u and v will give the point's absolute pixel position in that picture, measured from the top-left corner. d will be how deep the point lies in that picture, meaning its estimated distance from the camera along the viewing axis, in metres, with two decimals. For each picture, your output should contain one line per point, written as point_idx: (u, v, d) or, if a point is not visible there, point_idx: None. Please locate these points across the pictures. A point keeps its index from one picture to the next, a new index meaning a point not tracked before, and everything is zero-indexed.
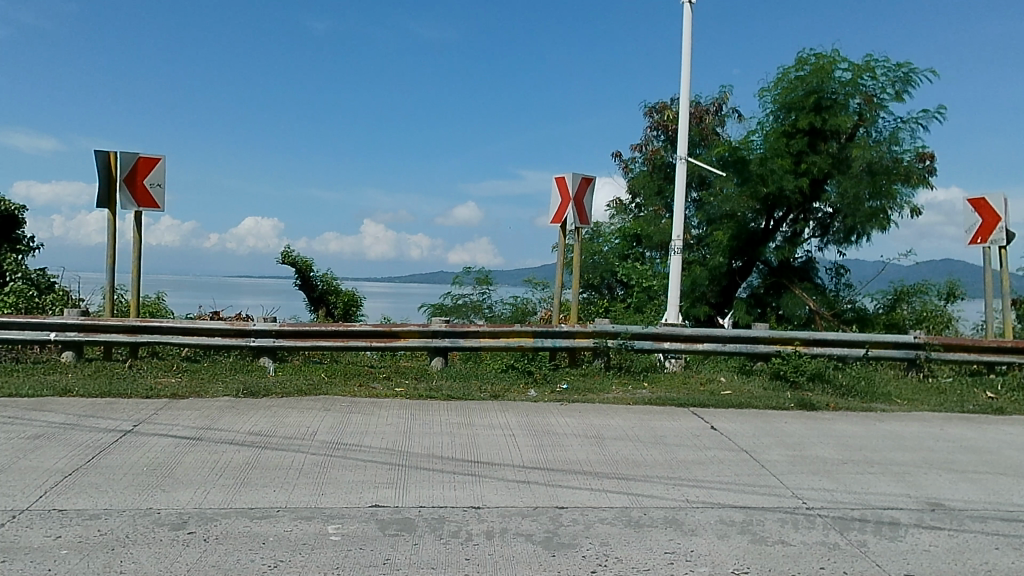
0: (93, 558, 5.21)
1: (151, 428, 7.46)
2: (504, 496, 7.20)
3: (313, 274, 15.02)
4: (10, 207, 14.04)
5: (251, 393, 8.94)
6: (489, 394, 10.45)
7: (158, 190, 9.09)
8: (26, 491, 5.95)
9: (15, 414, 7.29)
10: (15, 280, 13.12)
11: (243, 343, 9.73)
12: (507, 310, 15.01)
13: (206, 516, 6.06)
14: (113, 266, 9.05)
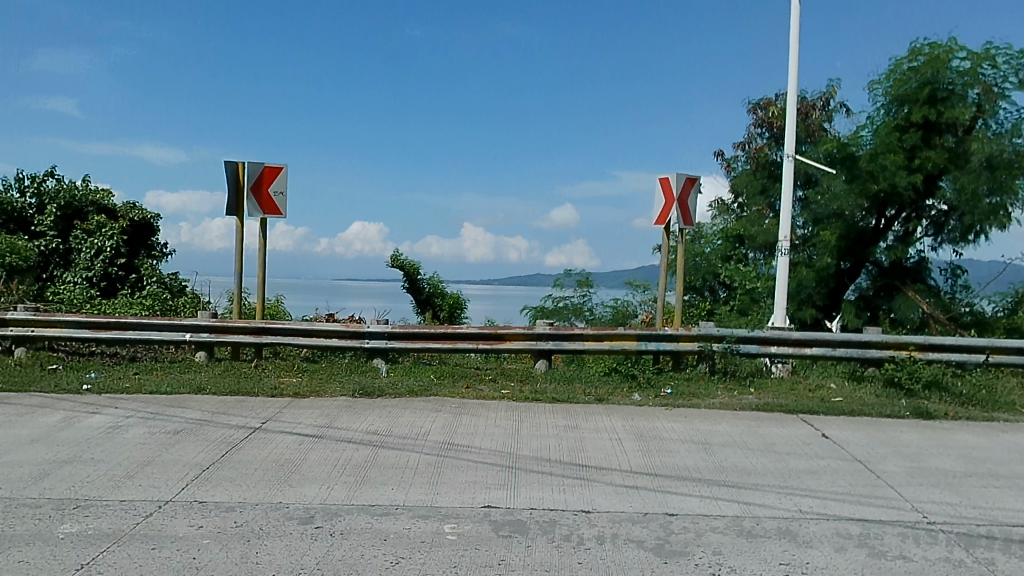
0: (231, 548, 5.49)
1: (276, 426, 7.82)
2: (614, 500, 7.18)
3: (420, 277, 15.38)
4: (147, 216, 15.00)
5: (367, 393, 9.24)
6: (593, 397, 10.44)
7: (281, 198, 9.51)
8: (170, 483, 6.32)
9: (156, 409, 7.76)
10: (150, 284, 14.05)
11: (358, 344, 10.07)
12: (608, 313, 14.96)
13: (332, 511, 6.31)
14: (240, 271, 9.53)
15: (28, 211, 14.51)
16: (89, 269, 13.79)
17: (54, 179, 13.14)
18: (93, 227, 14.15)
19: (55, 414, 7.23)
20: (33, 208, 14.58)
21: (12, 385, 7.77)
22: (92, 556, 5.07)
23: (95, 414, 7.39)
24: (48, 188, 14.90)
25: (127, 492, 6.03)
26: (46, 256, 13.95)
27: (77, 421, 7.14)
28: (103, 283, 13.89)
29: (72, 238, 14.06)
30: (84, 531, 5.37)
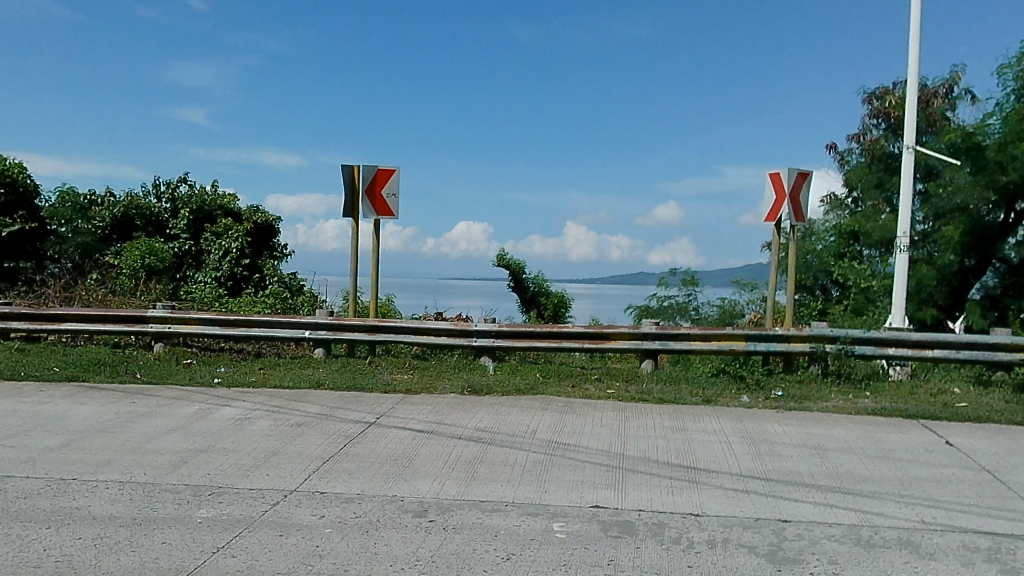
0: (351, 538, 5.72)
1: (391, 421, 8.09)
2: (724, 504, 7.05)
3: (525, 276, 15.55)
4: (270, 219, 15.76)
5: (475, 391, 9.43)
6: (701, 398, 10.27)
7: (394, 200, 9.82)
8: (294, 473, 6.65)
9: (279, 402, 8.16)
10: (272, 284, 14.79)
11: (466, 343, 10.27)
12: (715, 312, 14.66)
13: (444, 506, 6.48)
14: (355, 270, 9.90)
15: (164, 215, 15.52)
16: (217, 269, 14.64)
17: (188, 185, 14.00)
18: (220, 229, 15.00)
19: (190, 406, 7.72)
20: (168, 212, 15.60)
21: (153, 378, 8.36)
22: (227, 541, 5.38)
23: (226, 406, 7.85)
24: (181, 193, 15.91)
25: (256, 481, 6.38)
26: (180, 257, 14.90)
27: (210, 413, 7.60)
28: (230, 283, 14.74)
29: (203, 240, 14.95)
30: (219, 516, 5.71)
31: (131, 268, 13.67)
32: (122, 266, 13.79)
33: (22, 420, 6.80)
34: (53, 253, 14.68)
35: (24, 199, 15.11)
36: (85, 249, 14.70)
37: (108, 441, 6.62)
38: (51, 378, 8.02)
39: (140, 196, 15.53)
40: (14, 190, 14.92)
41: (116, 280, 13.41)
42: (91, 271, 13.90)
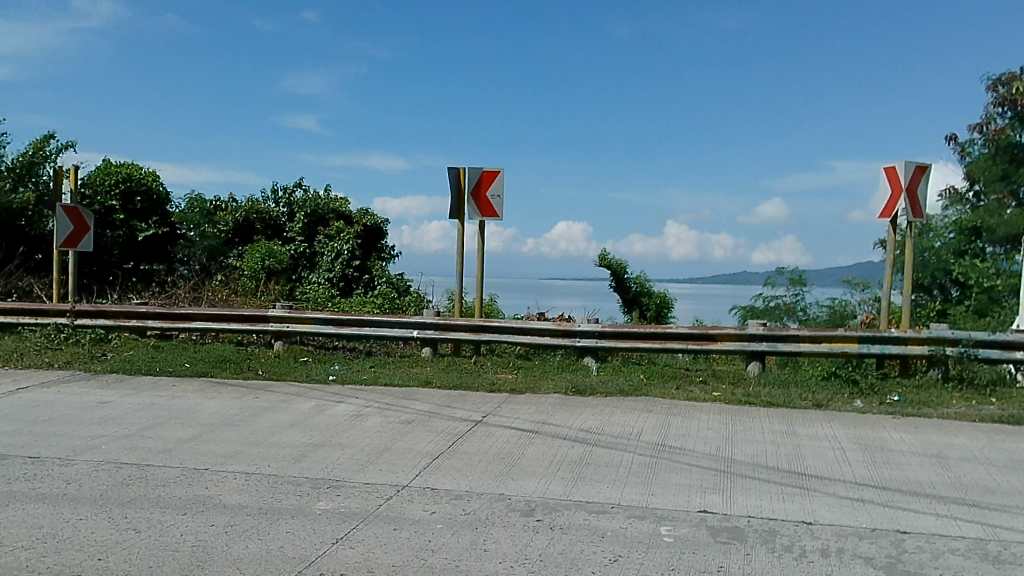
0: (462, 535, 5.82)
1: (496, 420, 8.21)
2: (838, 513, 6.80)
3: (627, 276, 15.48)
4: (379, 221, 16.19)
5: (579, 392, 9.45)
6: (812, 402, 9.93)
7: (499, 201, 9.94)
8: (406, 469, 6.85)
9: (390, 400, 8.42)
10: (381, 284, 15.22)
11: (569, 343, 10.30)
12: (824, 313, 14.10)
13: (551, 506, 6.53)
14: (461, 271, 10.10)
15: (281, 219, 16.22)
16: (330, 271, 15.29)
17: (304, 190, 14.65)
18: (333, 232, 15.58)
19: (308, 402, 8.07)
20: (285, 216, 16.30)
21: (273, 374, 8.78)
22: (345, 533, 5.59)
23: (340, 403, 8.16)
24: (297, 197, 16.59)
25: (371, 475, 6.61)
26: (296, 260, 15.67)
27: (326, 409, 7.92)
28: (341, 284, 15.29)
29: (316, 243, 15.60)
30: (338, 509, 5.95)
31: (252, 270, 14.45)
32: (244, 268, 14.58)
33: (159, 412, 7.27)
34: (184, 256, 15.78)
35: (158, 205, 16.10)
36: (210, 253, 15.66)
37: (235, 434, 7.01)
38: (182, 373, 8.54)
39: (260, 201, 16.31)
40: (150, 198, 15.95)
41: (239, 282, 14.28)
42: (216, 273, 14.83)
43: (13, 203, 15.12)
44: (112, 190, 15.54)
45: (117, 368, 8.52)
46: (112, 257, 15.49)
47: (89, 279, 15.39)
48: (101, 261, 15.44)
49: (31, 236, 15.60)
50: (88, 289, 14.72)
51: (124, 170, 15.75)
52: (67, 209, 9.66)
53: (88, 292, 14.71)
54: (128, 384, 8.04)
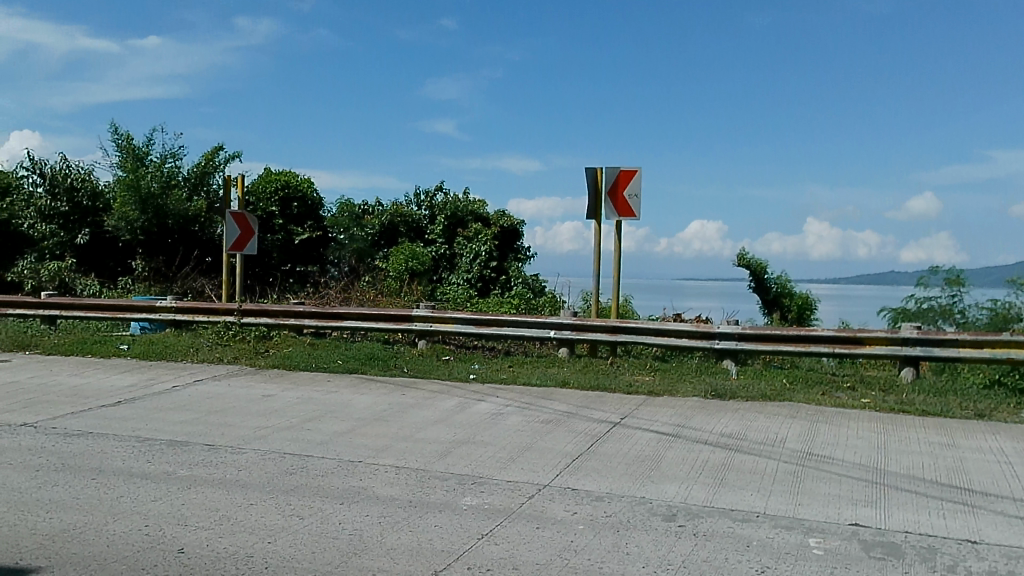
0: (604, 537, 5.80)
1: (635, 422, 8.17)
2: (1008, 533, 6.29)
3: (767, 276, 15.05)
4: (515, 223, 16.43)
5: (719, 395, 9.23)
6: (973, 412, 9.24)
7: (636, 201, 9.87)
8: (546, 468, 6.90)
9: (529, 399, 8.55)
10: (517, 285, 15.48)
11: (708, 344, 10.07)
12: (983, 315, 13.07)
13: (693, 512, 6.40)
14: (597, 271, 10.10)
15: (423, 221, 16.68)
16: (469, 271, 15.67)
17: (443, 193, 15.08)
18: (472, 233, 15.99)
19: (451, 399, 8.32)
20: (427, 219, 16.77)
21: (417, 372, 9.12)
22: (489, 529, 5.71)
23: (482, 401, 8.36)
24: (437, 201, 17.04)
25: (512, 473, 6.71)
26: (436, 261, 16.19)
27: (468, 407, 8.14)
28: (479, 284, 15.64)
29: (456, 244, 16.04)
30: (482, 505, 6.08)
31: (397, 272, 14.97)
32: (389, 270, 15.20)
33: (317, 406, 7.71)
34: (336, 257, 16.54)
35: (312, 210, 17.10)
36: (359, 254, 16.33)
37: (385, 429, 7.32)
38: (335, 370, 9.02)
39: (404, 205, 16.89)
40: (304, 204, 16.97)
41: (385, 282, 14.85)
42: (364, 274, 15.52)
43: (188, 210, 16.35)
44: (273, 196, 16.66)
45: (278, 364, 9.10)
46: (273, 259, 16.59)
47: (252, 279, 16.50)
48: (263, 263, 16.55)
49: (203, 239, 16.86)
50: (252, 288, 15.78)
51: (283, 178, 16.81)
52: (234, 215, 10.39)
53: (251, 292, 15.84)
54: (288, 379, 8.57)
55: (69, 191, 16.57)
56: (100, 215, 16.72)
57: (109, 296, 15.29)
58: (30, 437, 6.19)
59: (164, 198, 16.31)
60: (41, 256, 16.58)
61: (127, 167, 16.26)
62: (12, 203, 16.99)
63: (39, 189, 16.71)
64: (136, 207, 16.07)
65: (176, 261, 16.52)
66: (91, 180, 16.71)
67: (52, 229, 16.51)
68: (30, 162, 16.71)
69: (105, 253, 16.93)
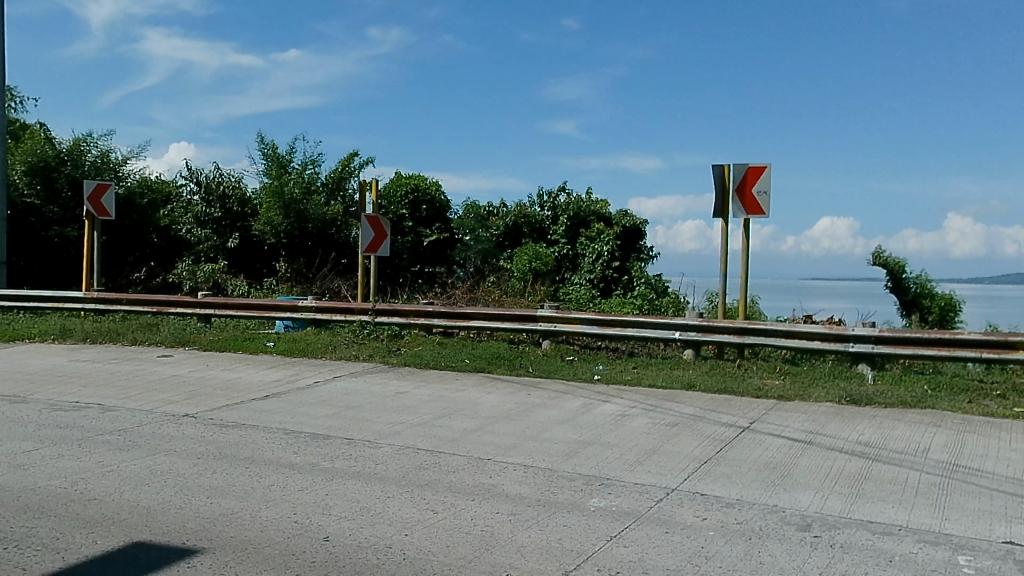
0: (735, 544, 5.64)
1: (765, 427, 7.95)
2: None
3: (906, 276, 14.28)
4: (637, 223, 16.33)
5: (854, 401, 8.84)
6: None
7: (765, 198, 9.59)
8: (674, 472, 6.82)
9: (655, 401, 8.49)
10: (639, 286, 15.35)
11: (842, 348, 9.62)
12: None
13: (830, 522, 6.14)
14: (724, 271, 9.89)
15: (546, 221, 16.83)
16: (591, 271, 15.73)
17: (566, 194, 15.13)
18: (594, 233, 15.96)
19: (576, 400, 8.37)
20: (550, 220, 16.88)
21: (542, 372, 9.23)
22: (619, 531, 5.68)
23: (607, 402, 8.37)
24: (560, 201, 17.11)
25: (639, 476, 6.68)
26: (559, 261, 16.30)
27: (593, 408, 8.17)
28: (601, 285, 15.70)
29: (578, 244, 16.07)
30: (610, 506, 6.07)
31: (521, 272, 15.20)
32: (513, 270, 15.47)
33: (447, 404, 7.94)
34: (461, 258, 16.98)
35: (440, 213, 17.57)
36: (484, 255, 16.73)
37: (513, 427, 7.46)
38: (463, 369, 9.25)
39: (527, 206, 17.05)
40: (433, 206, 17.45)
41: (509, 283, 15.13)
42: (489, 274, 15.94)
43: (326, 213, 17.34)
44: (403, 200, 17.24)
45: (409, 362, 9.42)
46: (403, 260, 17.20)
47: (383, 279, 17.16)
48: (394, 265, 17.15)
49: (339, 242, 17.71)
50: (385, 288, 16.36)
51: (413, 181, 17.38)
52: (370, 219, 10.81)
53: (384, 292, 16.46)
54: (419, 377, 8.88)
55: (222, 199, 17.84)
56: (248, 219, 17.90)
57: (257, 296, 16.23)
58: (191, 427, 6.71)
59: (304, 203, 17.29)
60: (197, 258, 17.69)
61: (272, 174, 17.41)
62: (172, 209, 18.36)
63: (196, 197, 18.01)
64: (280, 212, 17.07)
65: (316, 262, 17.34)
66: (240, 188, 17.93)
67: (207, 234, 17.69)
68: (188, 171, 18.04)
69: (252, 256, 17.99)
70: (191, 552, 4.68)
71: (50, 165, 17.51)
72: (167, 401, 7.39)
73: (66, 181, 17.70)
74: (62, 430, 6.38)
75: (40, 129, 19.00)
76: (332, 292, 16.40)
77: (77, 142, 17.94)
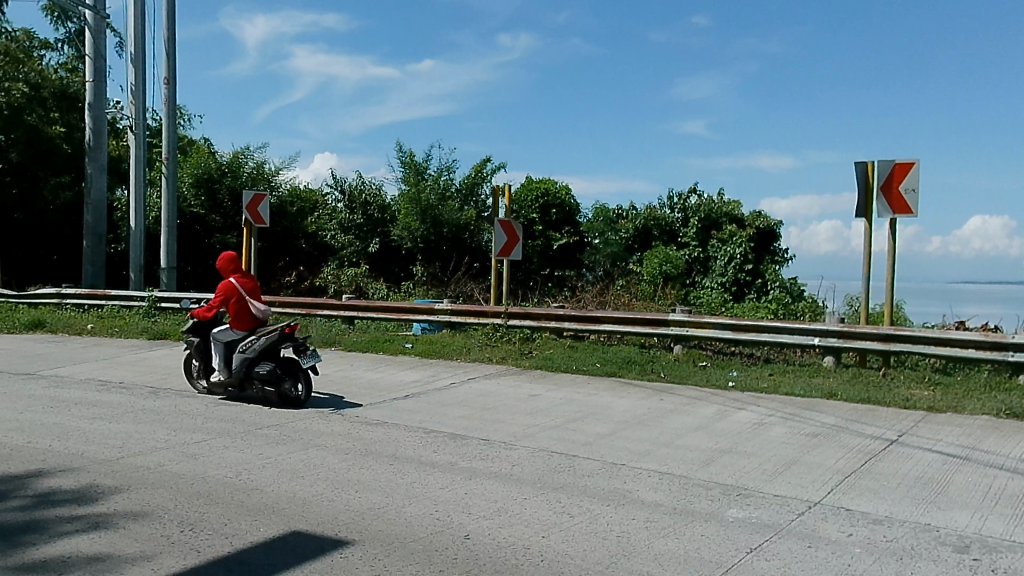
0: (885, 563, 5.28)
1: (914, 441, 7.51)
2: None
3: None
4: (771, 224, 15.86)
5: (1015, 415, 8.19)
6: None
7: (913, 196, 9.07)
8: (816, 485, 6.54)
9: (794, 410, 8.21)
10: (773, 290, 14.96)
11: (1000, 357, 8.91)
12: None
13: (991, 544, 5.64)
14: (867, 274, 9.43)
15: (677, 224, 16.48)
16: (723, 275, 15.47)
17: (698, 195, 14.86)
18: (725, 236, 15.65)
19: (711, 407, 8.22)
20: (680, 222, 16.52)
21: (675, 377, 9.12)
22: (759, 543, 5.49)
23: (742, 409, 8.17)
24: (692, 202, 16.73)
25: (779, 487, 6.46)
26: (690, 264, 16.01)
27: (728, 415, 8.00)
28: (734, 288, 15.42)
29: (710, 247, 15.76)
30: (749, 518, 5.89)
31: (651, 275, 15.27)
32: (643, 273, 15.49)
33: (580, 407, 7.99)
34: (590, 262, 17.06)
35: (569, 217, 17.69)
36: (613, 258, 16.78)
37: (646, 433, 7.41)
38: (594, 372, 9.27)
39: (657, 208, 16.78)
40: (563, 210, 17.60)
41: (639, 286, 15.10)
42: (618, 277, 15.81)
43: (460, 219, 17.72)
44: (534, 205, 17.41)
45: (541, 365, 9.53)
46: (533, 264, 17.44)
47: (514, 282, 17.44)
48: (525, 268, 17.48)
49: (472, 246, 18.09)
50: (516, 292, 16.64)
51: (543, 186, 17.53)
52: (503, 223, 11.00)
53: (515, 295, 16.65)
54: (551, 380, 8.98)
55: (364, 206, 18.58)
56: (388, 226, 18.52)
57: (395, 299, 16.86)
58: (339, 424, 7.07)
59: (440, 208, 17.83)
60: (341, 263, 18.65)
61: (410, 183, 18.04)
62: (319, 216, 19.25)
63: (340, 204, 18.88)
64: (418, 218, 17.72)
65: (450, 267, 17.96)
66: (380, 195, 18.66)
67: (351, 239, 18.49)
68: (333, 181, 18.95)
69: (392, 261, 18.75)
70: (343, 543, 4.93)
71: (213, 178, 18.90)
72: (316, 398, 7.82)
73: (226, 193, 19.07)
74: (226, 423, 6.88)
75: (204, 145, 20.49)
76: (466, 296, 16.69)
77: (236, 155, 19.15)
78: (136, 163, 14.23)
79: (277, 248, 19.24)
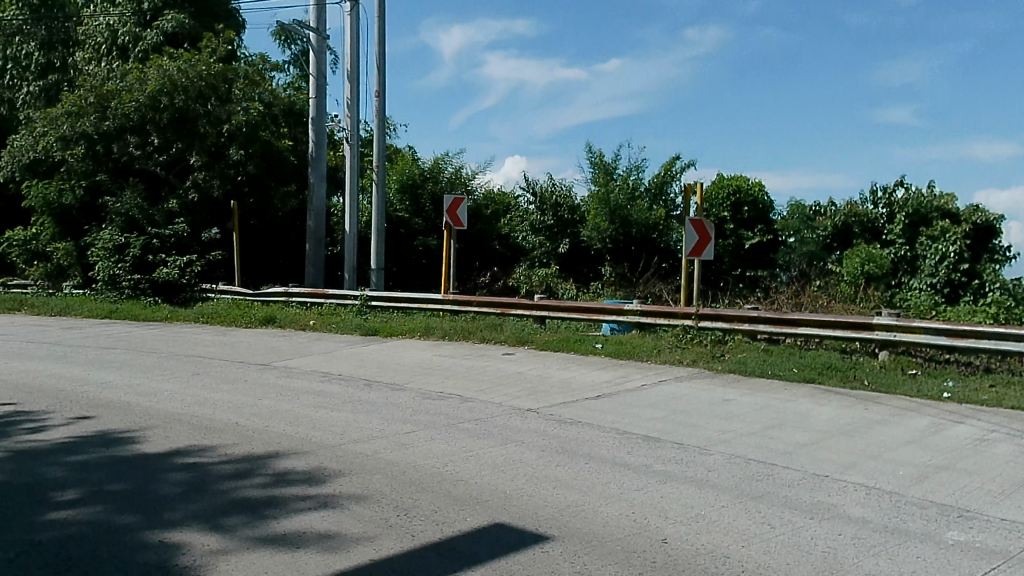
0: None
1: None
2: None
3: None
4: (989, 218, 14.45)
5: None
6: None
7: None
8: None
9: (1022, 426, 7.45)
10: (992, 292, 13.81)
11: None
12: None
13: None
14: None
15: (881, 221, 15.50)
16: (933, 275, 14.37)
17: (905, 189, 13.89)
18: (937, 232, 14.46)
19: (923, 419, 7.65)
20: (885, 218, 15.50)
21: (881, 386, 8.57)
22: (984, 570, 5.01)
23: (960, 424, 7.53)
24: (899, 196, 15.57)
25: (1007, 511, 5.88)
26: (895, 263, 14.99)
27: (943, 429, 7.41)
28: (947, 290, 14.29)
29: (918, 244, 14.69)
30: (972, 542, 5.41)
31: (851, 275, 14.52)
32: (843, 273, 14.72)
33: (776, 414, 7.72)
34: (784, 261, 16.25)
35: (762, 214, 17.01)
36: (809, 258, 15.92)
37: (851, 445, 7.03)
38: (791, 378, 8.91)
39: (859, 203, 15.87)
40: (755, 208, 16.95)
41: (839, 286, 14.39)
42: (815, 278, 15.20)
43: (649, 218, 17.65)
44: (725, 202, 16.91)
45: (734, 369, 9.30)
46: (724, 264, 17.03)
47: (705, 283, 17.16)
48: (716, 269, 17.06)
49: (661, 246, 17.98)
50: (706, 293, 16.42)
51: (735, 182, 16.99)
52: (694, 223, 10.81)
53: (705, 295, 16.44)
54: (745, 384, 8.74)
55: (554, 207, 18.94)
56: (577, 226, 18.80)
57: (585, 298, 17.09)
58: (535, 421, 7.29)
59: (629, 208, 17.83)
60: (532, 263, 19.17)
61: (600, 183, 18.19)
62: (511, 218, 19.97)
63: (532, 206, 19.32)
64: (606, 218, 17.77)
65: (640, 267, 17.95)
66: (570, 197, 18.95)
67: (541, 240, 18.98)
68: (525, 183, 19.37)
69: (581, 261, 18.96)
70: (544, 539, 5.08)
71: (417, 183, 20.14)
72: (512, 395, 8.11)
73: (428, 198, 20.20)
74: (431, 416, 7.31)
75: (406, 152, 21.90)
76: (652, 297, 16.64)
77: (437, 161, 20.29)
78: (352, 172, 15.37)
79: (473, 250, 19.94)
